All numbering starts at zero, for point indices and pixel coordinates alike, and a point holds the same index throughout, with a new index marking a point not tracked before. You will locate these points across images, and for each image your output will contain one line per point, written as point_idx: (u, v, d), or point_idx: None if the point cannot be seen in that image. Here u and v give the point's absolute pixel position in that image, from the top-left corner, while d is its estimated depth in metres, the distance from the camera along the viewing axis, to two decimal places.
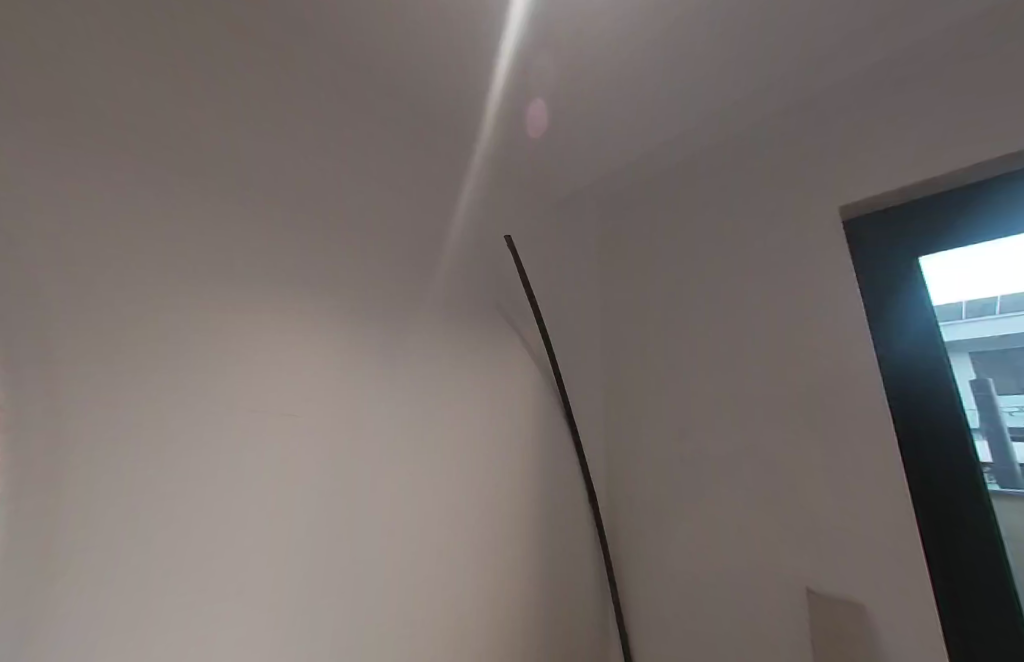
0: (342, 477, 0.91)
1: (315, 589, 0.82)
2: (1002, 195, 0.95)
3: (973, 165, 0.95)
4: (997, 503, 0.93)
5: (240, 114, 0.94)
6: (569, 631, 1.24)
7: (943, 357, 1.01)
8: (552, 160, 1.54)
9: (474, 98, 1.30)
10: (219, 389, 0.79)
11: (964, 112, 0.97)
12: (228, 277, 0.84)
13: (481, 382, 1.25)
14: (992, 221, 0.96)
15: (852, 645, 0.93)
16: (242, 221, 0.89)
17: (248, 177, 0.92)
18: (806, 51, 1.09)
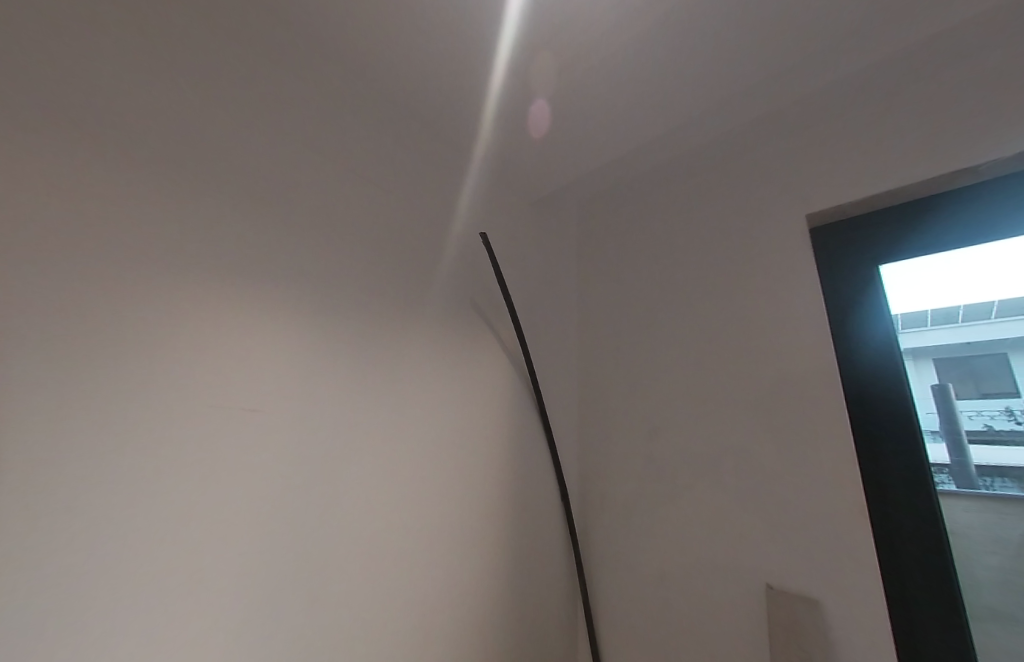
0: (308, 473, 0.93)
1: (274, 582, 0.85)
2: (959, 209, 1.01)
3: (946, 175, 1.00)
4: (949, 502, 0.95)
5: (219, 113, 0.94)
6: (537, 626, 1.28)
7: (904, 361, 1.04)
8: (540, 162, 1.54)
9: (468, 99, 1.29)
10: (184, 384, 0.80)
11: (946, 120, 1.01)
12: (190, 269, 0.84)
13: (458, 384, 1.28)
14: (956, 232, 1.01)
15: (805, 638, 0.97)
16: (213, 212, 0.89)
17: (222, 173, 0.92)
18: (792, 53, 1.10)
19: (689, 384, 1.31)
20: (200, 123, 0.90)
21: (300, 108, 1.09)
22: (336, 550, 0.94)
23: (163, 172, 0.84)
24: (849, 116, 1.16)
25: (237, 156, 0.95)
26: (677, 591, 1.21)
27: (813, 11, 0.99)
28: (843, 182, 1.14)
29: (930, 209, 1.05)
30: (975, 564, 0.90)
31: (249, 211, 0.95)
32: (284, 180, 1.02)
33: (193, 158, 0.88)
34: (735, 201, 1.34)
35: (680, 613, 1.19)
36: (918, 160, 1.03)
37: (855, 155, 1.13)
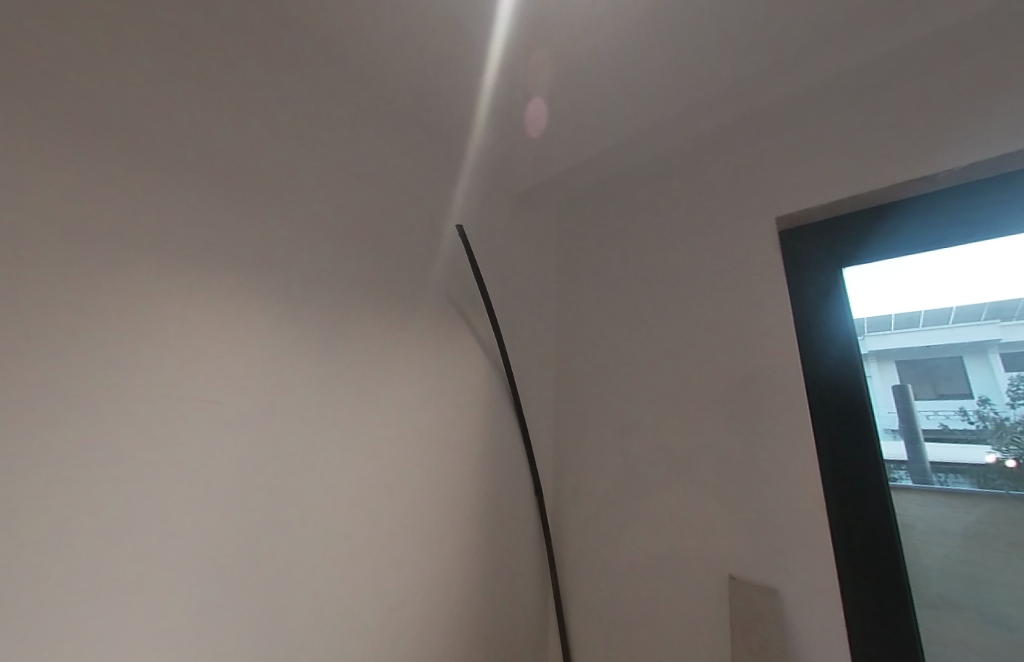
0: (276, 468, 0.91)
1: (234, 579, 0.82)
2: (922, 216, 1.06)
3: (913, 181, 1.04)
4: (904, 496, 0.99)
5: (188, 94, 0.90)
6: (507, 622, 1.28)
7: (866, 362, 1.09)
8: (528, 159, 1.53)
9: (459, 91, 1.28)
10: (143, 372, 0.77)
11: (916, 130, 1.05)
12: (152, 254, 0.81)
13: (433, 378, 1.27)
14: (918, 238, 1.06)
15: (764, 625, 1.00)
16: (178, 195, 0.86)
17: (187, 156, 0.88)
18: (777, 62, 1.11)
19: (663, 381, 1.33)
20: (164, 104, 0.87)
21: (276, 94, 1.06)
22: (302, 546, 0.92)
23: (126, 153, 0.81)
24: (824, 122, 1.19)
25: (205, 140, 0.92)
26: (645, 583, 1.23)
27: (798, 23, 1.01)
28: (816, 187, 1.17)
29: (895, 215, 1.09)
30: (924, 554, 0.95)
31: (216, 197, 0.91)
32: (255, 166, 0.99)
33: (155, 140, 0.85)
34: (711, 202, 1.36)
35: (648, 606, 1.21)
36: (888, 167, 1.07)
37: (828, 162, 1.16)
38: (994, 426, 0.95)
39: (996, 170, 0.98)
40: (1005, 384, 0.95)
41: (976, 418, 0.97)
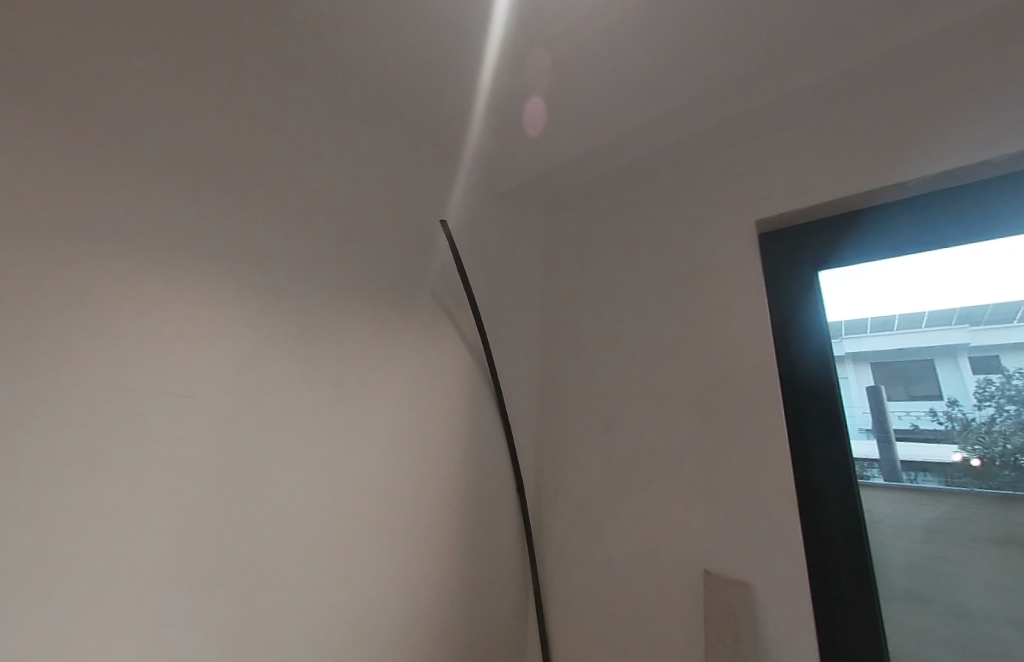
0: (250, 466, 0.89)
1: (205, 579, 0.81)
2: (900, 221, 1.09)
3: (892, 186, 1.06)
4: (875, 494, 1.02)
5: (162, 80, 0.88)
6: (487, 619, 1.28)
7: (843, 365, 1.12)
8: (519, 157, 1.52)
9: (453, 88, 1.27)
10: (108, 365, 0.75)
11: (897, 137, 1.08)
12: (121, 244, 0.79)
13: (415, 375, 1.26)
14: (894, 243, 1.09)
15: (737, 619, 1.02)
16: (149, 183, 0.83)
17: (157, 143, 0.86)
18: (768, 67, 1.13)
19: (645, 381, 1.34)
20: (139, 92, 0.85)
21: (257, 85, 1.04)
22: (277, 544, 0.91)
23: (92, 139, 0.78)
24: (809, 128, 1.22)
25: (182, 130, 0.89)
26: (623, 579, 1.25)
27: (787, 30, 1.02)
28: (798, 191, 1.19)
29: (872, 221, 1.12)
30: (890, 548, 0.99)
31: (191, 188, 0.89)
32: (233, 157, 0.97)
33: (127, 129, 0.82)
34: (694, 205, 1.38)
35: (626, 603, 1.22)
36: (868, 172, 1.09)
37: (810, 167, 1.19)
38: (961, 426, 0.98)
39: (965, 179, 1.02)
40: (973, 386, 0.99)
41: (945, 418, 1.01)
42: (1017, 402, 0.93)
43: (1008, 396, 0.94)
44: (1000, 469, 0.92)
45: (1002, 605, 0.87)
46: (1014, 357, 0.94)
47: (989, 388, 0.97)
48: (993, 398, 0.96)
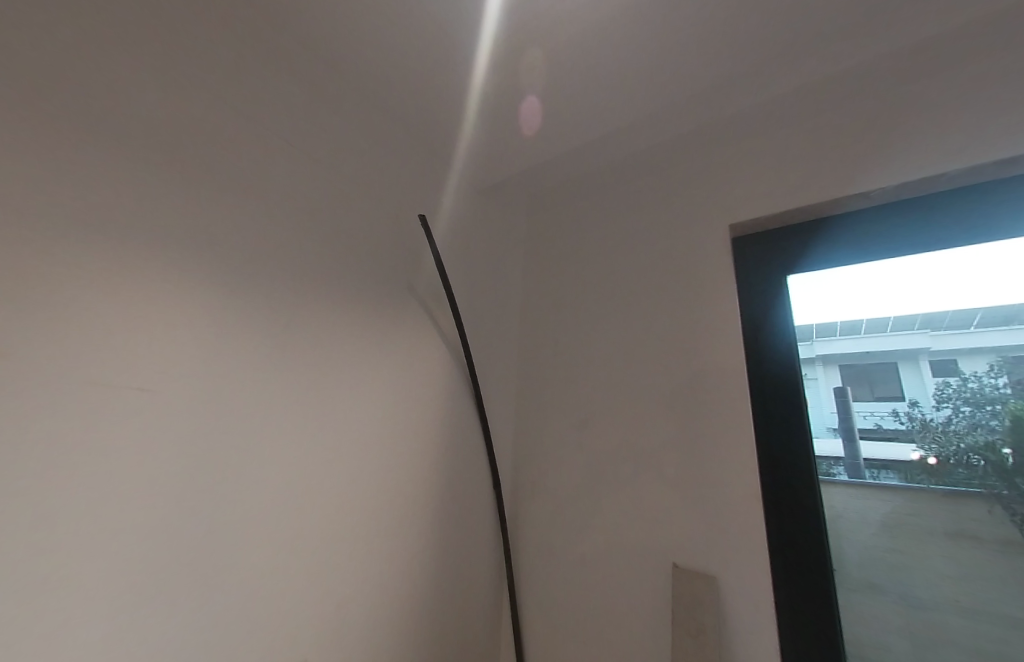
0: (215, 461, 0.87)
1: (166, 575, 0.79)
2: (869, 229, 1.13)
3: (860, 194, 1.10)
4: (839, 490, 1.07)
5: (131, 66, 0.86)
6: (460, 615, 1.27)
7: (813, 366, 1.16)
8: (507, 155, 1.51)
9: (445, 84, 1.26)
10: (69, 357, 0.73)
11: (867, 147, 1.12)
12: (84, 233, 0.76)
13: (393, 371, 1.24)
14: (864, 250, 1.14)
15: (703, 610, 1.06)
16: (116, 171, 0.81)
17: (123, 129, 0.83)
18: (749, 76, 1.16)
19: (622, 379, 1.36)
20: (101, 73, 0.82)
21: (230, 71, 1.02)
22: (243, 540, 0.89)
23: (56, 124, 0.76)
24: (784, 136, 1.25)
25: (148, 115, 0.87)
26: (595, 574, 1.27)
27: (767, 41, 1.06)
28: (772, 196, 1.22)
29: (841, 228, 1.16)
30: (848, 540, 1.04)
31: (154, 172, 0.86)
32: (202, 143, 0.94)
33: (85, 110, 0.79)
34: (672, 207, 1.41)
35: (599, 597, 1.24)
36: (839, 180, 1.13)
37: (784, 174, 1.22)
38: (920, 426, 1.04)
39: (926, 190, 1.07)
40: (932, 388, 1.04)
41: (906, 419, 1.05)
42: (971, 403, 0.98)
43: (963, 397, 1.00)
44: (955, 467, 0.98)
45: (948, 592, 0.93)
46: (970, 361, 1.00)
47: (947, 390, 1.02)
48: (950, 400, 1.01)
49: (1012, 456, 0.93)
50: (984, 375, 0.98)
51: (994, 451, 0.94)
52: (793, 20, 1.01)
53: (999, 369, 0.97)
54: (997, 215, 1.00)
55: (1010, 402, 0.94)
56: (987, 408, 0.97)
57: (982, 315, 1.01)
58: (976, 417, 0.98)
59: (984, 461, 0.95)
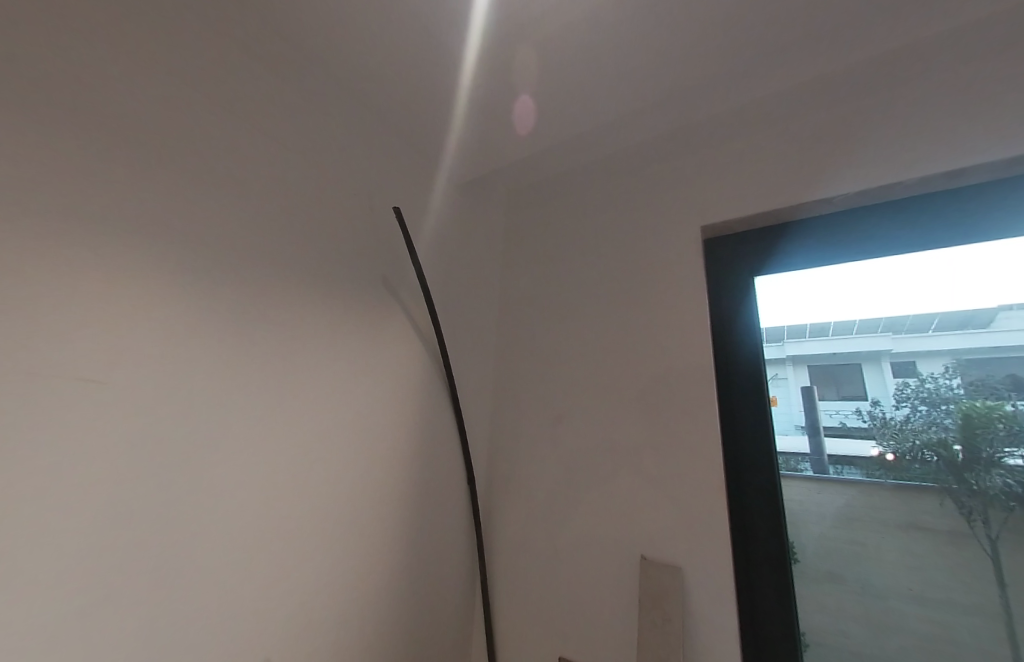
0: (177, 454, 0.84)
1: (124, 572, 0.76)
2: (833, 233, 1.18)
3: (824, 200, 1.15)
4: (803, 485, 1.12)
5: (96, 46, 0.82)
6: (431, 611, 1.27)
7: (784, 365, 1.21)
8: (490, 151, 1.51)
9: (434, 79, 1.24)
10: (26, 348, 0.70)
11: (834, 156, 1.16)
12: (42, 218, 0.73)
13: (365, 366, 1.22)
14: (829, 254, 1.19)
15: (668, 600, 1.09)
16: (75, 154, 0.78)
17: (84, 110, 0.80)
18: (728, 83, 1.19)
19: (597, 376, 1.38)
20: (58, 49, 0.78)
21: (203, 54, 0.98)
22: (208, 536, 0.86)
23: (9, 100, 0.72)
24: (758, 143, 1.28)
25: (108, 94, 0.83)
26: (568, 569, 1.28)
27: (746, 50, 1.09)
28: (744, 200, 1.26)
29: (809, 233, 1.21)
30: (806, 531, 1.09)
31: (114, 154, 0.82)
32: (167, 124, 0.90)
33: (35, 84, 0.75)
34: (649, 207, 1.43)
35: (569, 591, 1.26)
36: (807, 186, 1.17)
37: (757, 178, 1.25)
38: (881, 424, 1.09)
39: (882, 198, 1.13)
40: (892, 388, 1.09)
41: (868, 417, 1.10)
42: (928, 402, 1.04)
43: (920, 397, 1.05)
44: (911, 463, 1.03)
45: (901, 581, 0.98)
46: (926, 362, 1.06)
47: (906, 390, 1.07)
48: (908, 399, 1.06)
49: (962, 453, 0.98)
50: (940, 376, 1.04)
51: (945, 447, 1.00)
52: (770, 31, 1.04)
53: (954, 371, 1.03)
54: (951, 224, 1.06)
55: (963, 401, 1.00)
56: (942, 407, 1.02)
57: (940, 319, 1.07)
58: (931, 416, 1.03)
59: (937, 457, 1.01)
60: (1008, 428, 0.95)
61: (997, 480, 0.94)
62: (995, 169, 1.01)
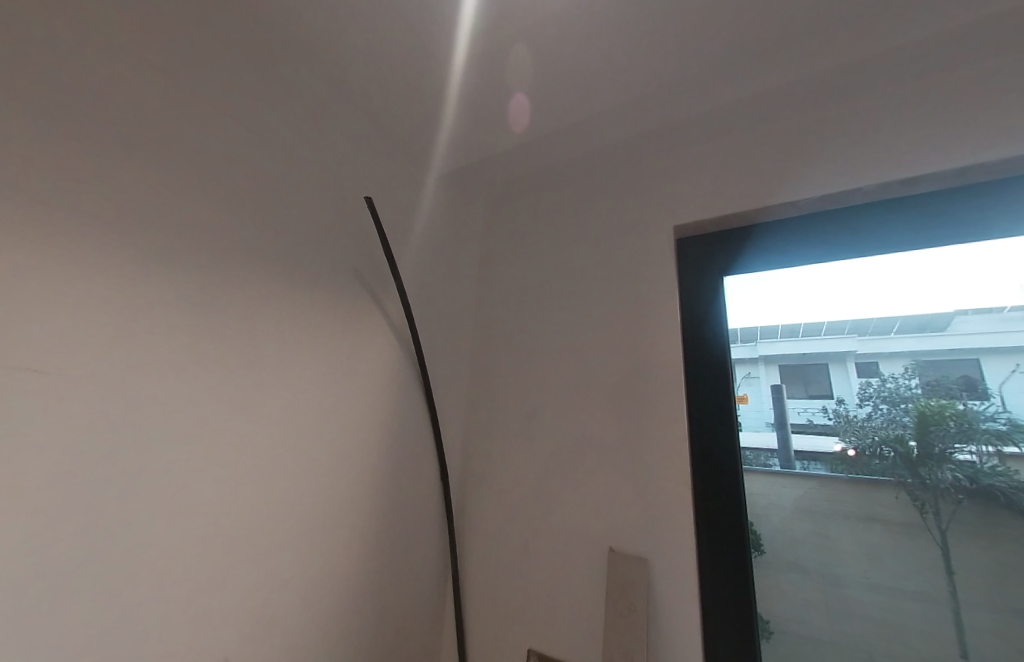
0: (131, 450, 0.80)
1: (73, 572, 0.72)
2: (801, 236, 1.22)
3: (791, 203, 1.19)
4: (770, 479, 1.16)
5: (58, 21, 0.79)
6: (401, 608, 1.26)
7: (756, 365, 1.25)
8: (475, 145, 1.50)
9: (422, 73, 1.22)
10: None
11: (805, 162, 1.19)
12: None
13: (335, 361, 1.19)
14: (798, 257, 1.22)
15: (634, 591, 1.11)
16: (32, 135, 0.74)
17: (42, 88, 0.76)
18: (711, 89, 1.22)
19: (572, 372, 1.39)
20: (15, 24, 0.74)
21: (174, 35, 0.95)
22: (167, 533, 0.83)
23: None
24: (735, 147, 1.31)
25: (70, 73, 0.79)
26: (539, 564, 1.29)
27: (729, 57, 1.12)
28: (716, 202, 1.29)
29: (779, 236, 1.25)
30: (768, 523, 1.13)
31: (64, 132, 0.78)
32: (124, 102, 0.86)
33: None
34: (625, 207, 1.45)
35: (540, 585, 1.27)
36: (778, 190, 1.20)
37: (730, 182, 1.28)
38: (845, 422, 1.13)
39: (844, 202, 1.17)
40: (856, 387, 1.14)
41: (833, 415, 1.15)
42: (888, 401, 1.09)
43: (881, 396, 1.10)
44: (870, 458, 1.08)
45: (858, 571, 1.03)
46: (888, 363, 1.11)
47: (869, 389, 1.12)
48: (871, 398, 1.11)
49: (917, 449, 1.04)
50: (900, 376, 1.09)
51: (902, 443, 1.06)
52: (752, 41, 1.08)
53: (913, 371, 1.08)
54: (910, 230, 1.11)
55: (920, 400, 1.06)
56: (900, 406, 1.07)
57: (901, 322, 1.12)
58: (892, 413, 1.08)
59: (894, 452, 1.06)
60: (958, 425, 1.01)
61: (947, 475, 1.00)
62: (948, 178, 1.06)
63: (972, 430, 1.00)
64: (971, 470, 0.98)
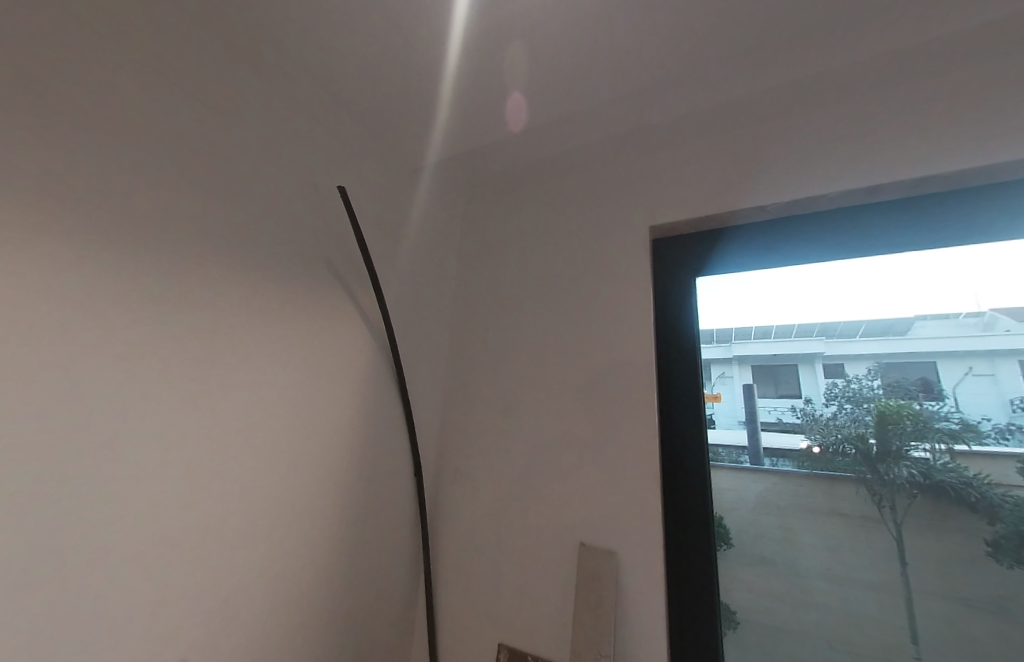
0: (89, 444, 0.77)
1: (19, 572, 0.69)
2: (773, 240, 1.26)
3: (761, 207, 1.22)
4: (741, 475, 1.19)
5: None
6: (371, 604, 1.24)
7: (730, 365, 1.28)
8: (462, 140, 1.48)
9: (411, 68, 1.20)
10: None
11: (778, 168, 1.22)
12: None
13: (306, 355, 1.16)
14: (771, 260, 1.26)
15: (603, 583, 1.13)
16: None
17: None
18: (697, 97, 1.25)
19: (549, 369, 1.39)
20: None
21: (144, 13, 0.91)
22: (127, 533, 0.80)
23: None
24: (714, 152, 1.33)
25: (28, 47, 0.75)
26: (512, 559, 1.29)
27: (716, 67, 1.15)
28: (690, 204, 1.31)
29: (751, 240, 1.28)
30: (735, 517, 1.17)
31: (15, 108, 0.73)
32: (82, 77, 0.81)
33: None
34: (605, 206, 1.46)
35: (512, 580, 1.28)
36: (752, 195, 1.24)
37: (708, 185, 1.30)
38: (811, 420, 1.17)
39: (812, 208, 1.21)
40: (823, 387, 1.18)
41: (800, 414, 1.19)
42: (851, 400, 1.14)
43: (846, 396, 1.15)
44: (834, 455, 1.13)
45: (817, 561, 1.07)
46: (853, 365, 1.15)
47: (834, 389, 1.16)
48: (836, 398, 1.16)
49: (876, 446, 1.09)
50: (863, 377, 1.14)
51: (862, 441, 1.11)
52: (740, 52, 1.10)
53: (875, 372, 1.13)
54: (873, 238, 1.16)
55: (880, 400, 1.11)
56: (863, 405, 1.12)
57: (865, 326, 1.16)
58: (855, 413, 1.13)
59: (855, 449, 1.11)
60: (914, 424, 1.07)
61: (904, 471, 1.06)
62: (907, 188, 1.11)
63: (926, 429, 1.05)
64: (924, 466, 1.04)
